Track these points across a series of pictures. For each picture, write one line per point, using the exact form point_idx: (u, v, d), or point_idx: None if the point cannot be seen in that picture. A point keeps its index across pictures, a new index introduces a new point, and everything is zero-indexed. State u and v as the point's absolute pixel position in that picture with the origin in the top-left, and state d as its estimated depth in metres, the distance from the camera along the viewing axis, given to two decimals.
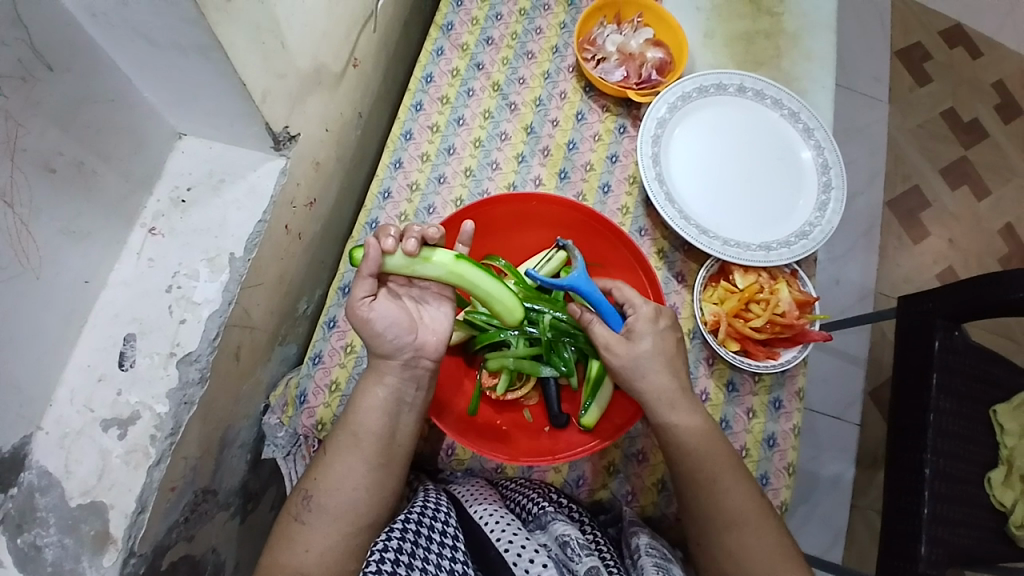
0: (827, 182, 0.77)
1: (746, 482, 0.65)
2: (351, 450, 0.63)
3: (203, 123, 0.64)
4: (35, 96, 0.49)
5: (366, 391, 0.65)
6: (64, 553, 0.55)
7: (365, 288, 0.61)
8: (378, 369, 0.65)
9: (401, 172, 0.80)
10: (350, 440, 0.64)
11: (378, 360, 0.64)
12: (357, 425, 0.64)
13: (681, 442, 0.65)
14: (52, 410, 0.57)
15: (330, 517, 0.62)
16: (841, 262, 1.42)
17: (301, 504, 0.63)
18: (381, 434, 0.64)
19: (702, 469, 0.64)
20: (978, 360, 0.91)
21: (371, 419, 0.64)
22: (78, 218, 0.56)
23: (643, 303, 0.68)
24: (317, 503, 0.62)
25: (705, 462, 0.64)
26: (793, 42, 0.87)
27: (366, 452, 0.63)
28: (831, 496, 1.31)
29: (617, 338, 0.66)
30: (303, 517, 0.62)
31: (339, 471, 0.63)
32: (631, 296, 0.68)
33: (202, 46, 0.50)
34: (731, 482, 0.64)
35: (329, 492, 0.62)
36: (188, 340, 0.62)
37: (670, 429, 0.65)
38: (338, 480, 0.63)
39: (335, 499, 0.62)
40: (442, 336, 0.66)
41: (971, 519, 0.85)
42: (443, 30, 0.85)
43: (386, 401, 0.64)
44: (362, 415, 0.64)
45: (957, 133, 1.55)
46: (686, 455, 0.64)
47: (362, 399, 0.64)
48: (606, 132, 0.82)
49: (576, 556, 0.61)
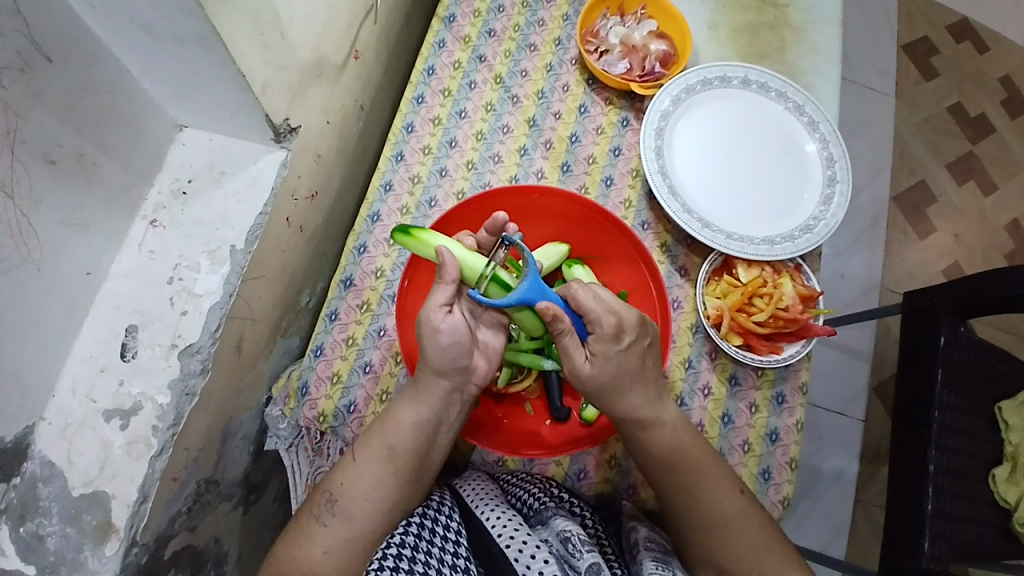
0: (832, 175, 0.76)
1: (730, 482, 0.65)
2: (384, 463, 0.63)
3: (204, 115, 0.64)
4: (35, 87, 0.49)
5: (408, 408, 0.65)
6: (66, 543, 0.56)
7: (443, 292, 0.63)
8: (422, 388, 0.65)
9: (403, 165, 0.79)
10: (387, 456, 0.63)
11: (427, 376, 0.64)
12: (395, 439, 0.64)
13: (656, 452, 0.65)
14: (54, 400, 0.58)
15: (352, 523, 0.61)
16: (846, 257, 1.41)
17: (323, 507, 0.62)
18: (415, 449, 0.64)
19: (677, 476, 0.65)
20: (983, 355, 0.90)
21: (407, 435, 0.64)
22: (80, 209, 0.56)
23: (602, 316, 0.62)
24: (341, 508, 0.62)
25: (682, 468, 0.64)
26: (797, 34, 0.86)
27: (402, 468, 0.64)
28: (834, 491, 1.31)
29: (582, 359, 0.63)
30: (325, 519, 0.61)
31: (366, 483, 0.63)
32: (588, 305, 0.61)
33: (202, 37, 0.50)
34: (711, 485, 0.64)
35: (353, 501, 0.62)
36: (189, 332, 0.62)
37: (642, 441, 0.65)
38: (367, 490, 0.63)
39: (359, 506, 0.62)
40: (491, 364, 0.68)
41: (974, 515, 0.85)
42: (445, 22, 0.85)
43: (425, 421, 0.64)
44: (398, 431, 0.64)
45: (964, 127, 1.54)
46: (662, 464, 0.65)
47: (400, 414, 0.64)
48: (609, 125, 0.82)
49: (577, 552, 0.60)
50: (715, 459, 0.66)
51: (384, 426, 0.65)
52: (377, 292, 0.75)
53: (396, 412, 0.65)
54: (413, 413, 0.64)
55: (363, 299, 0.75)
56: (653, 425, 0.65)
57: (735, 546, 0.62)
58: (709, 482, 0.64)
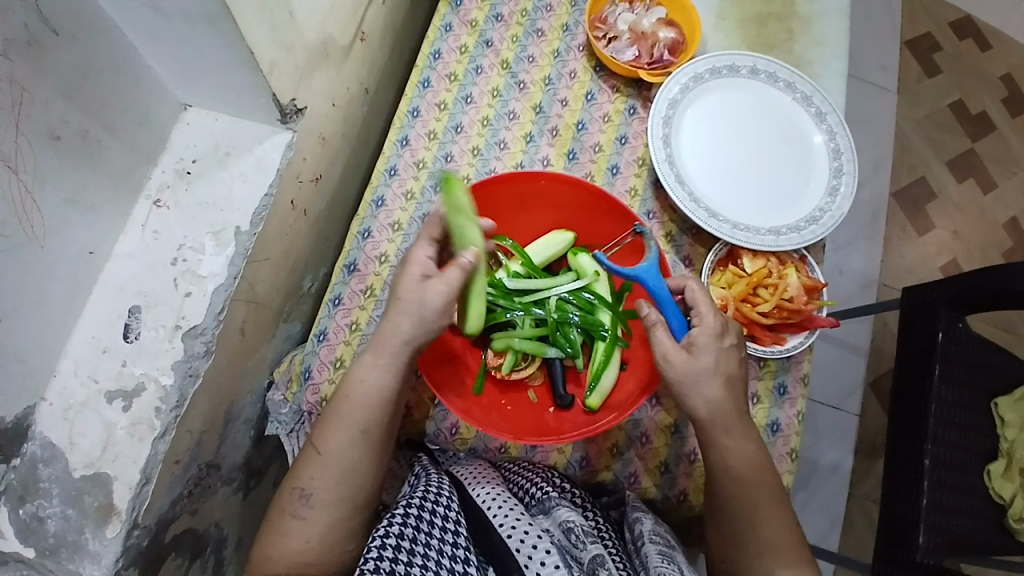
0: (838, 167, 0.76)
1: (788, 518, 0.63)
2: (357, 443, 0.62)
3: (210, 95, 0.63)
4: (40, 62, 0.48)
5: (371, 381, 0.63)
6: (67, 525, 0.55)
7: (455, 276, 0.62)
8: (377, 350, 0.63)
9: (408, 150, 0.79)
10: (355, 435, 0.62)
11: (391, 344, 0.62)
12: (359, 417, 0.62)
13: (730, 467, 0.63)
14: (55, 381, 0.57)
15: (332, 509, 0.62)
16: (845, 252, 1.42)
17: (297, 502, 0.62)
18: (381, 423, 0.63)
19: (749, 496, 0.62)
20: (982, 350, 0.91)
21: (376, 411, 0.63)
22: (83, 187, 0.55)
23: (710, 315, 0.64)
24: (318, 500, 0.61)
25: (753, 488, 0.62)
26: (805, 25, 0.86)
27: (370, 443, 0.63)
28: (829, 484, 1.31)
29: (676, 350, 0.63)
30: (303, 513, 0.61)
31: (342, 465, 0.62)
32: (699, 304, 0.65)
33: (210, 13, 0.49)
34: (775, 512, 0.62)
35: (333, 486, 0.61)
36: (193, 314, 0.61)
37: (719, 451, 0.63)
38: (339, 473, 0.62)
39: (338, 493, 0.62)
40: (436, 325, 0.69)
41: (970, 508, 0.86)
42: (452, 6, 0.84)
43: (392, 391, 0.63)
44: (367, 408, 0.62)
45: (964, 124, 1.54)
46: (733, 480, 0.63)
47: (364, 388, 0.62)
48: (616, 114, 0.81)
49: (580, 544, 0.61)
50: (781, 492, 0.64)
51: (345, 402, 0.63)
52: (380, 277, 0.75)
53: (352, 378, 0.63)
54: (374, 383, 0.63)
55: (368, 284, 0.75)
56: (732, 436, 0.63)
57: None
58: (773, 510, 0.62)
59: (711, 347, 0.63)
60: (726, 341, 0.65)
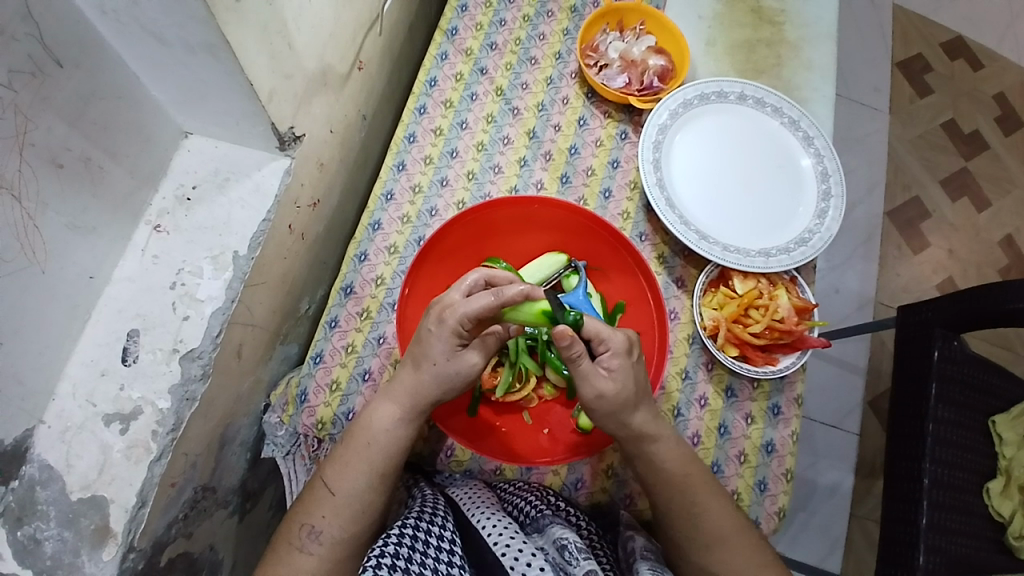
0: (827, 190, 0.77)
1: (727, 503, 0.66)
2: (371, 483, 0.64)
3: (209, 122, 0.64)
4: (44, 91, 0.50)
5: (384, 426, 0.64)
6: (63, 547, 0.56)
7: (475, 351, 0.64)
8: (395, 397, 0.65)
9: (404, 175, 0.80)
10: (373, 477, 0.64)
11: (414, 394, 0.64)
12: (380, 461, 0.64)
13: (659, 474, 0.65)
14: (54, 403, 0.58)
15: (339, 548, 0.62)
16: (841, 271, 1.43)
17: (306, 536, 0.62)
18: (398, 466, 0.65)
19: (682, 496, 0.65)
20: (978, 369, 0.91)
21: (386, 455, 0.64)
22: (83, 212, 0.56)
23: (616, 337, 0.61)
24: (329, 537, 0.62)
25: (682, 484, 0.65)
26: (792, 50, 0.88)
27: (384, 485, 0.64)
28: (829, 505, 1.31)
29: (608, 386, 0.61)
30: (310, 548, 0.61)
31: (354, 506, 0.63)
32: (603, 328, 0.61)
33: (211, 45, 0.51)
34: (711, 503, 0.65)
35: (339, 528, 0.62)
36: (191, 337, 0.62)
37: (646, 463, 0.65)
38: (354, 511, 0.63)
39: (349, 531, 0.63)
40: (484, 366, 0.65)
41: (969, 528, 0.85)
42: (448, 35, 0.87)
43: (401, 439, 0.65)
44: (377, 454, 0.64)
45: (958, 143, 1.56)
46: (666, 485, 0.65)
47: (376, 430, 0.64)
48: (608, 138, 0.83)
49: (573, 560, 0.60)
50: (714, 479, 0.67)
51: (367, 447, 0.64)
52: (377, 300, 0.76)
53: (373, 424, 0.64)
54: (393, 430, 0.64)
55: (364, 307, 0.75)
56: (659, 443, 0.65)
57: (732, 564, 0.64)
58: (706, 494, 0.65)
59: (620, 368, 0.61)
60: (636, 357, 0.63)
